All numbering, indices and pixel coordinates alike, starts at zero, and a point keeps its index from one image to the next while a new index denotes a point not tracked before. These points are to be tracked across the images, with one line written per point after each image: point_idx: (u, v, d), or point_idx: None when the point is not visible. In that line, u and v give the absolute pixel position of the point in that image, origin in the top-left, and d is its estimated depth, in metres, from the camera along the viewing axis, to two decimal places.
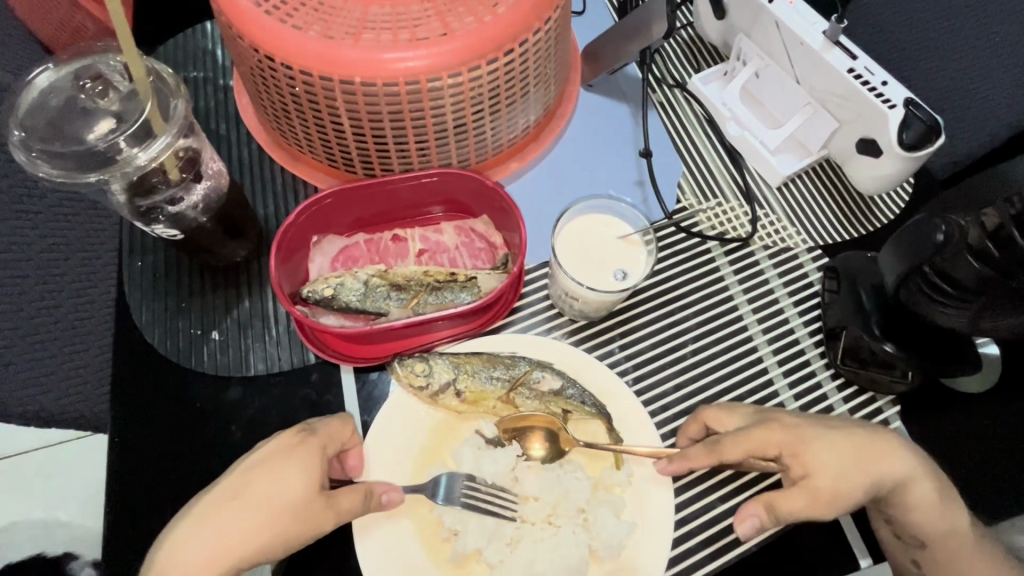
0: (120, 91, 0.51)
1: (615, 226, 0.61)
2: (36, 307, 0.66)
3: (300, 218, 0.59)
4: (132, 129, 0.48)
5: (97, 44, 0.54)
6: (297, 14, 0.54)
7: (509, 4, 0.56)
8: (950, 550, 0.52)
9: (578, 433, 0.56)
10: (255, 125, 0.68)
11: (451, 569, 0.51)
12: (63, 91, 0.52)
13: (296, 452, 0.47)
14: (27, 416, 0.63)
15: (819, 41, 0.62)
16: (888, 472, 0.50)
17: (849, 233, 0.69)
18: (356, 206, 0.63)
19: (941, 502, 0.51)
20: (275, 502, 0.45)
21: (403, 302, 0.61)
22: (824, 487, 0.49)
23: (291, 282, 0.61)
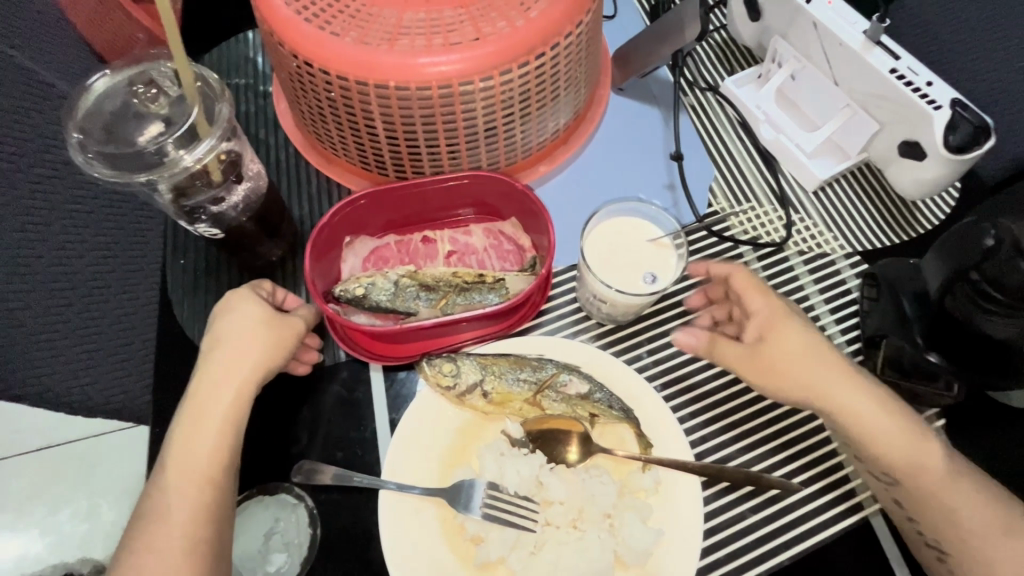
0: (170, 97, 0.54)
1: (644, 229, 0.61)
2: (86, 304, 0.69)
3: (335, 217, 0.61)
4: (179, 132, 0.51)
5: (149, 51, 0.57)
6: (334, 22, 0.56)
7: (541, 8, 0.56)
8: (928, 486, 0.50)
9: (604, 438, 0.55)
10: (292, 129, 0.71)
11: (475, 572, 0.51)
12: (117, 97, 0.54)
13: (238, 300, 0.53)
14: (75, 406, 0.66)
15: (859, 42, 0.60)
16: (842, 376, 0.51)
17: (889, 240, 0.67)
18: (389, 208, 0.64)
19: (903, 432, 0.50)
20: (232, 345, 0.51)
21: (433, 302, 0.62)
22: (775, 358, 0.51)
23: (325, 279, 0.63)
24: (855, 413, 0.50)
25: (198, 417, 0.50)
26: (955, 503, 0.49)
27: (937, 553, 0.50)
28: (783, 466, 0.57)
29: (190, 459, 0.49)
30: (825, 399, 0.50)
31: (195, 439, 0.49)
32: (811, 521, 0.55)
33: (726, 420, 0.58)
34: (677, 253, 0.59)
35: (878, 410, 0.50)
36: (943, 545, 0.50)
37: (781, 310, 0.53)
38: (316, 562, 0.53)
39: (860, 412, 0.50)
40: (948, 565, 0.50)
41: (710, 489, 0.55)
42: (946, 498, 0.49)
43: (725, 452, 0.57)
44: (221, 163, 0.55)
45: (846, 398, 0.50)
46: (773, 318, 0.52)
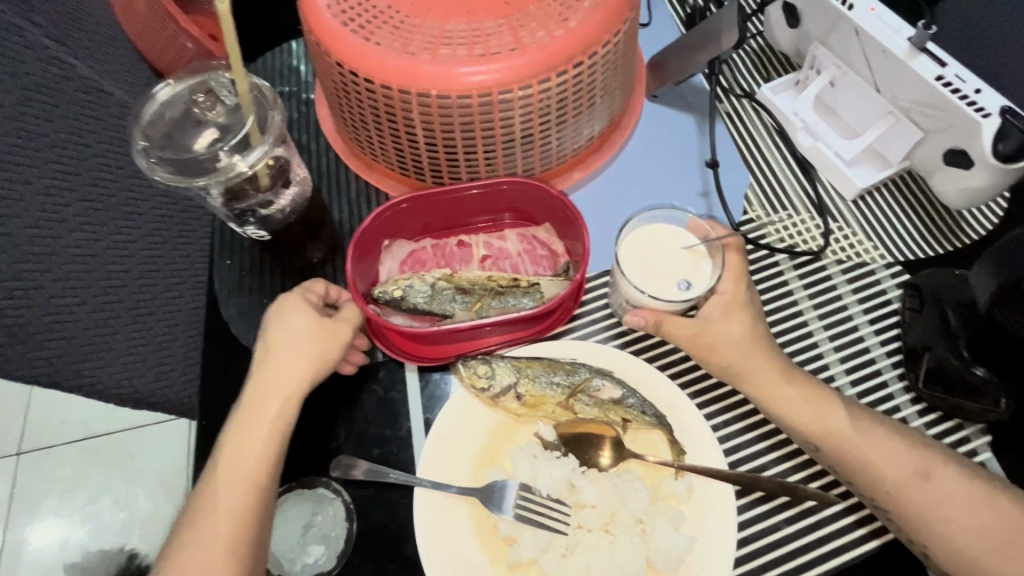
0: (226, 105, 0.57)
1: (679, 236, 0.60)
2: (137, 302, 0.71)
3: (376, 220, 0.62)
4: (234, 141, 0.53)
5: (207, 63, 0.60)
6: (378, 32, 0.58)
7: (580, 18, 0.57)
8: (839, 444, 0.53)
9: (636, 444, 0.55)
10: (334, 136, 0.73)
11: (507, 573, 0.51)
12: (177, 106, 0.58)
13: (288, 309, 0.55)
14: (124, 398, 0.70)
15: (903, 49, 0.59)
16: (744, 347, 0.55)
17: (932, 249, 0.65)
18: (426, 212, 0.65)
19: (804, 397, 0.54)
20: (285, 354, 0.54)
21: (468, 305, 0.63)
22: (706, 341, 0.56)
23: (364, 279, 0.64)
24: (757, 381, 0.55)
25: (252, 422, 0.53)
26: (870, 456, 0.52)
27: (881, 511, 0.53)
28: (819, 477, 0.56)
29: (240, 460, 0.52)
30: (734, 372, 0.56)
31: (245, 441, 0.52)
32: (849, 535, 0.54)
33: (760, 427, 0.58)
34: (711, 259, 0.58)
35: (779, 378, 0.55)
36: (880, 501, 0.52)
37: (738, 302, 0.56)
38: (352, 556, 0.54)
39: (761, 379, 0.55)
40: (894, 522, 0.52)
41: (744, 499, 0.54)
42: (863, 453, 0.52)
43: (759, 461, 0.57)
44: (271, 169, 0.58)
45: (751, 368, 0.55)
46: (734, 304, 0.56)
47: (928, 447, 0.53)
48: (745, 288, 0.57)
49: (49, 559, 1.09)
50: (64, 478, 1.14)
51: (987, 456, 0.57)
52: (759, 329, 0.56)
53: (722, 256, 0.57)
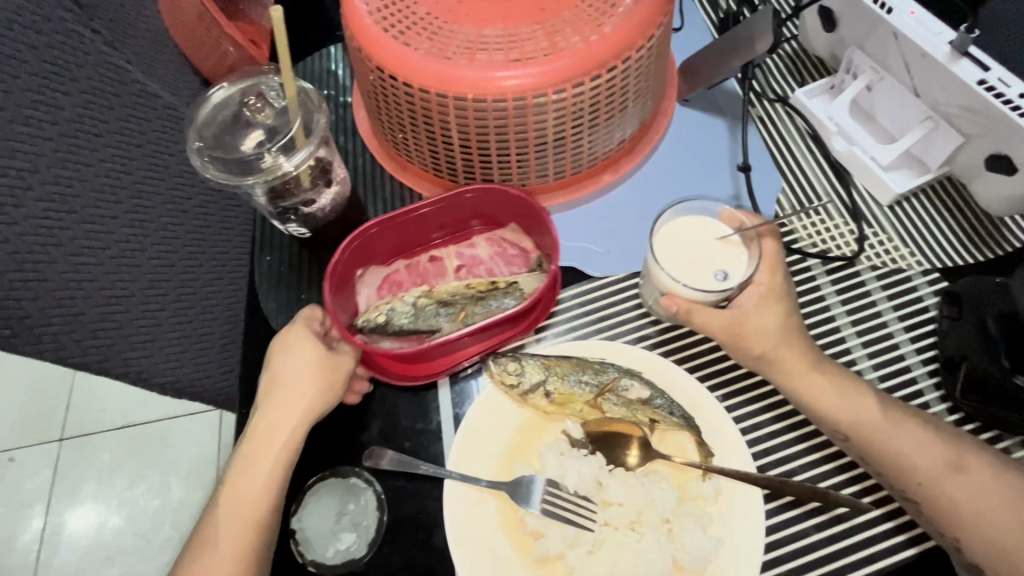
0: (275, 108, 0.60)
1: (713, 227, 0.60)
2: (179, 295, 0.74)
3: (345, 254, 0.62)
4: (280, 143, 0.56)
5: (256, 67, 0.63)
6: (416, 38, 0.60)
7: (614, 24, 0.58)
8: (870, 434, 0.53)
9: (663, 445, 0.56)
10: (371, 138, 0.75)
11: (534, 567, 0.52)
12: (230, 108, 0.61)
13: (294, 341, 0.58)
14: (166, 386, 0.72)
15: (944, 54, 0.57)
16: (778, 338, 0.55)
17: (972, 257, 0.64)
18: (395, 235, 0.65)
19: (836, 387, 0.55)
20: (290, 386, 0.57)
21: (452, 316, 0.63)
22: (739, 330, 0.56)
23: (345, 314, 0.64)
24: (789, 371, 0.55)
25: (256, 454, 0.55)
26: (902, 447, 0.52)
27: (911, 504, 0.52)
28: (849, 485, 0.56)
29: (243, 491, 0.54)
30: (765, 362, 0.56)
31: (247, 473, 0.55)
32: (880, 544, 0.53)
33: (789, 432, 0.58)
34: (747, 248, 0.58)
35: (810, 368, 0.55)
36: (911, 494, 0.52)
37: (774, 293, 0.56)
38: (382, 544, 0.56)
39: (793, 369, 0.55)
40: (926, 514, 0.52)
41: (773, 503, 0.54)
42: (894, 444, 0.53)
43: (789, 466, 0.56)
44: (313, 170, 0.61)
45: (783, 358, 0.55)
46: (768, 295, 0.56)
47: (959, 439, 0.53)
48: (780, 279, 0.57)
49: (86, 541, 1.14)
50: (103, 463, 1.20)
51: None
52: (793, 321, 0.56)
53: (759, 247, 0.57)
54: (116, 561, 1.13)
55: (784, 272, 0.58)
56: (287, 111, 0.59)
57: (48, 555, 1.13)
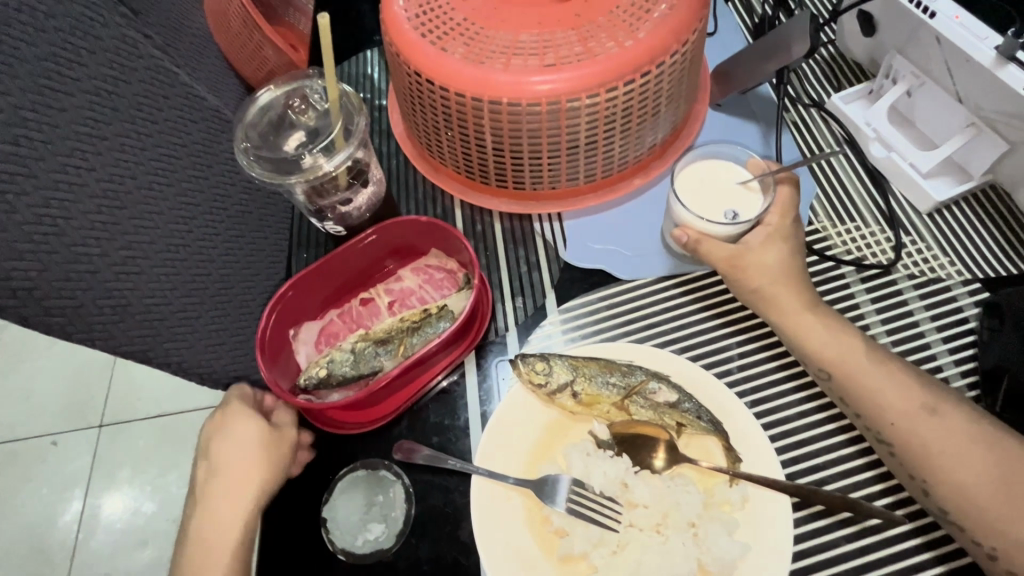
0: (318, 111, 0.63)
1: (735, 173, 0.64)
2: (218, 288, 0.75)
3: (272, 320, 0.64)
4: (322, 143, 0.58)
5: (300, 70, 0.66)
6: (453, 43, 0.61)
7: (649, 29, 0.59)
8: (852, 374, 0.54)
9: (690, 449, 0.56)
10: (405, 140, 0.77)
11: (557, 565, 0.52)
12: (275, 111, 0.64)
13: (233, 420, 0.59)
14: (204, 375, 0.72)
15: (989, 59, 0.55)
16: (778, 276, 0.58)
17: (1016, 267, 0.62)
18: (319, 287, 0.67)
19: (825, 327, 0.56)
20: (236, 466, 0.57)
21: (392, 353, 0.65)
22: (734, 262, 0.59)
23: (285, 377, 0.65)
24: (780, 308, 0.58)
25: (205, 552, 0.55)
26: (882, 390, 0.53)
27: (886, 446, 0.53)
28: (882, 496, 0.55)
29: None
30: (760, 297, 0.58)
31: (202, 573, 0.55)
32: (913, 557, 0.52)
33: (818, 443, 0.57)
34: (764, 195, 0.62)
35: (804, 308, 0.57)
36: (885, 436, 0.53)
37: (780, 233, 0.60)
38: (409, 536, 0.57)
39: (784, 307, 0.57)
40: (897, 456, 0.53)
41: (801, 512, 0.54)
42: (876, 386, 0.54)
43: (818, 475, 0.56)
44: (350, 171, 0.63)
45: (779, 295, 0.58)
46: (773, 234, 0.59)
47: (939, 390, 0.54)
48: (789, 222, 0.60)
49: (122, 524, 1.19)
50: (138, 450, 1.25)
51: None
52: (797, 262, 0.59)
53: (774, 193, 0.61)
54: (149, 545, 1.17)
55: (793, 219, 0.61)
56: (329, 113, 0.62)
57: (86, 537, 1.18)
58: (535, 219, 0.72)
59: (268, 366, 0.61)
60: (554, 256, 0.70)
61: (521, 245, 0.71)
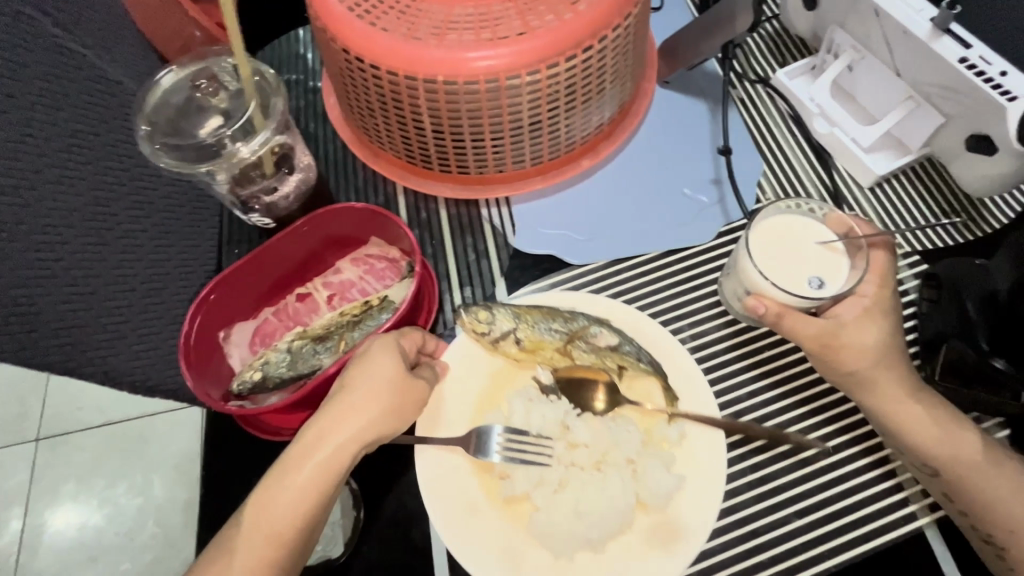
0: (229, 91, 0.58)
1: (815, 231, 0.57)
2: (148, 289, 0.70)
3: (196, 326, 0.59)
4: (237, 126, 0.54)
5: (210, 47, 0.60)
6: (385, 18, 0.57)
7: (589, 1, 0.56)
8: (965, 471, 0.50)
9: (633, 391, 0.57)
10: (340, 123, 0.72)
11: (501, 506, 0.53)
12: (182, 94, 0.58)
13: (389, 362, 0.52)
14: (135, 383, 0.67)
15: (926, 32, 0.56)
16: (877, 357, 0.52)
17: (957, 238, 0.63)
18: (246, 287, 0.63)
19: (933, 416, 0.52)
20: (353, 406, 0.51)
21: (332, 350, 0.61)
22: (834, 343, 0.52)
23: (218, 383, 0.61)
24: (883, 392, 0.52)
25: (294, 469, 0.50)
26: (995, 489, 0.49)
27: (995, 549, 0.49)
28: (830, 471, 0.55)
29: (275, 508, 0.49)
30: (856, 380, 0.53)
31: (284, 493, 0.49)
32: (860, 531, 0.53)
33: (769, 421, 0.57)
34: (852, 258, 0.55)
35: (908, 394, 0.52)
36: (997, 540, 0.49)
37: (877, 309, 0.53)
38: (359, 543, 0.55)
39: (887, 392, 0.52)
40: (1009, 561, 0.49)
41: (753, 492, 0.54)
42: (989, 489, 0.49)
43: (770, 454, 0.56)
44: (274, 156, 0.60)
45: (880, 378, 0.52)
46: (871, 308, 0.53)
47: None
48: (889, 294, 0.54)
49: (68, 540, 1.11)
50: (80, 463, 1.16)
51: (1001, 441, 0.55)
52: (895, 341, 0.53)
53: (866, 258, 0.54)
54: (99, 561, 1.10)
55: (892, 288, 0.54)
56: (241, 93, 0.57)
57: (28, 558, 1.10)
58: (483, 204, 0.69)
59: (195, 376, 0.57)
60: (503, 243, 0.67)
61: (468, 232, 0.68)
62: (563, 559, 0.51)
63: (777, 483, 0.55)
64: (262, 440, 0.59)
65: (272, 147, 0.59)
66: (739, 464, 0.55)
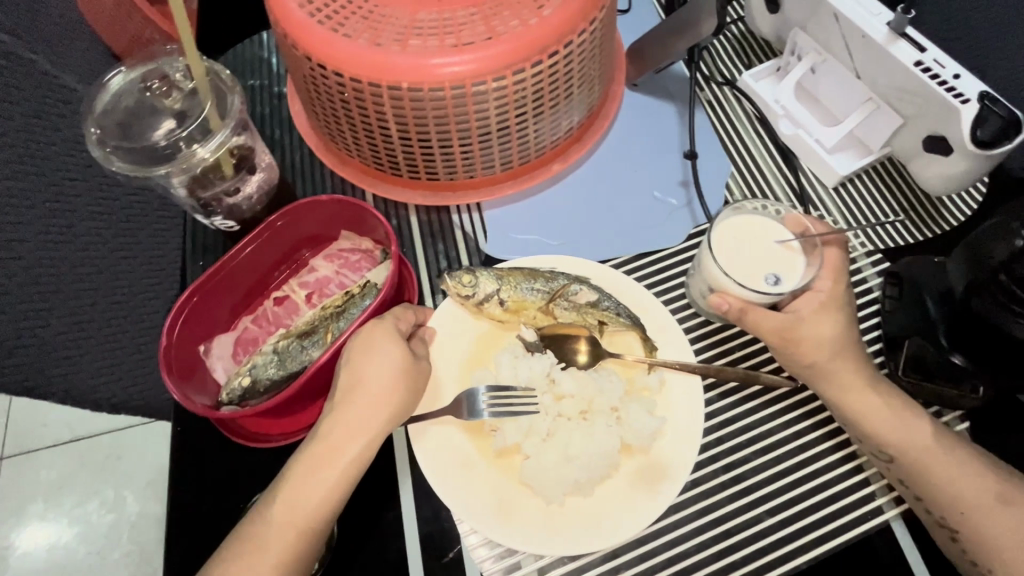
0: (182, 91, 0.56)
1: (772, 230, 0.58)
2: (112, 302, 0.67)
3: (175, 335, 0.56)
4: (193, 127, 0.52)
5: (159, 48, 0.58)
6: (347, 23, 0.56)
7: (554, 6, 0.56)
8: (923, 458, 0.51)
9: (613, 346, 0.58)
10: (307, 130, 0.70)
11: (494, 459, 0.54)
12: (131, 96, 0.56)
13: (387, 351, 0.52)
14: (100, 402, 0.64)
15: (882, 35, 0.58)
16: (835, 349, 0.53)
17: (916, 236, 0.64)
18: (223, 291, 0.60)
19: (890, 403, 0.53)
20: (360, 399, 0.51)
21: (320, 343, 0.58)
22: (795, 336, 0.53)
23: (203, 395, 0.57)
24: (845, 384, 0.53)
25: (320, 462, 0.50)
26: (951, 474, 0.50)
27: (948, 532, 0.50)
28: (800, 469, 0.56)
29: (304, 502, 0.49)
30: (818, 372, 0.54)
31: (314, 486, 0.49)
32: (828, 528, 0.53)
33: (740, 421, 0.58)
34: (806, 257, 0.56)
35: (866, 386, 0.53)
36: (950, 523, 0.50)
37: (834, 301, 0.54)
38: (330, 562, 0.53)
39: (850, 383, 0.53)
40: (961, 543, 0.50)
41: (725, 493, 0.55)
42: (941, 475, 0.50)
43: (741, 454, 0.56)
44: (232, 157, 0.58)
45: (840, 370, 0.53)
46: (830, 303, 0.54)
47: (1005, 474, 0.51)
48: (841, 288, 0.54)
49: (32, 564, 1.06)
50: (45, 482, 1.12)
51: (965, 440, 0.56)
52: (851, 332, 0.54)
53: (820, 257, 0.55)
54: None
55: (846, 280, 0.55)
56: (195, 92, 0.56)
57: None
58: (453, 210, 0.68)
59: (178, 383, 0.54)
60: (475, 250, 0.67)
61: (439, 238, 0.67)
62: (555, 504, 0.52)
63: (749, 482, 0.55)
64: (229, 458, 0.57)
65: (230, 148, 0.58)
66: (712, 465, 0.56)
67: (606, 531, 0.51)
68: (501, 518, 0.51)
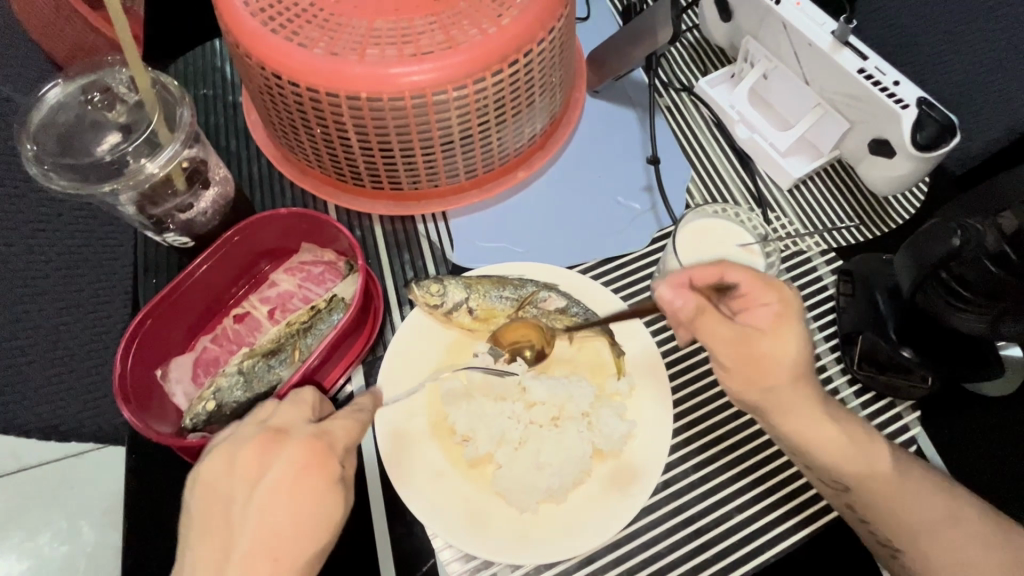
0: (127, 104, 0.54)
1: (735, 233, 0.61)
2: (57, 325, 0.63)
3: (130, 361, 0.54)
4: (139, 141, 0.50)
5: (102, 59, 0.56)
6: (303, 32, 0.55)
7: (513, 15, 0.56)
8: (876, 485, 0.50)
9: (582, 353, 0.59)
10: (264, 141, 0.68)
11: (466, 469, 0.53)
12: (72, 109, 0.54)
13: (315, 478, 0.45)
14: (48, 430, 0.60)
15: (828, 44, 0.61)
16: (794, 374, 0.48)
17: (865, 235, 0.67)
18: (181, 311, 0.58)
19: (853, 443, 0.50)
20: (260, 541, 0.44)
21: (288, 362, 0.57)
22: (758, 357, 0.47)
23: (164, 423, 0.55)
24: (793, 411, 0.49)
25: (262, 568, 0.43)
26: (898, 500, 0.50)
27: (891, 551, 0.51)
28: (769, 464, 0.57)
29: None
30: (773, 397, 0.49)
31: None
32: (793, 520, 0.55)
33: (710, 419, 0.59)
34: (764, 258, 0.59)
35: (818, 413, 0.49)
36: (896, 542, 0.51)
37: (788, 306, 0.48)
38: None
39: (798, 410, 0.49)
40: (902, 561, 0.51)
41: (696, 491, 0.56)
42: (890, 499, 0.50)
43: (710, 453, 0.57)
44: (183, 170, 0.56)
45: (791, 396, 0.49)
46: (782, 316, 0.47)
47: (936, 482, 0.51)
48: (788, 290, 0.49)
49: None
50: None
51: (919, 431, 0.58)
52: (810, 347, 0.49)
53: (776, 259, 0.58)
54: None
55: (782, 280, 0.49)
56: (141, 105, 0.53)
57: None
58: (419, 219, 0.68)
59: (137, 413, 0.52)
60: (442, 258, 0.66)
61: (405, 248, 0.66)
62: (528, 512, 0.51)
63: (718, 480, 0.56)
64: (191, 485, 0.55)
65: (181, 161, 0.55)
66: (682, 465, 0.57)
67: (582, 537, 0.51)
68: (473, 529, 0.51)
